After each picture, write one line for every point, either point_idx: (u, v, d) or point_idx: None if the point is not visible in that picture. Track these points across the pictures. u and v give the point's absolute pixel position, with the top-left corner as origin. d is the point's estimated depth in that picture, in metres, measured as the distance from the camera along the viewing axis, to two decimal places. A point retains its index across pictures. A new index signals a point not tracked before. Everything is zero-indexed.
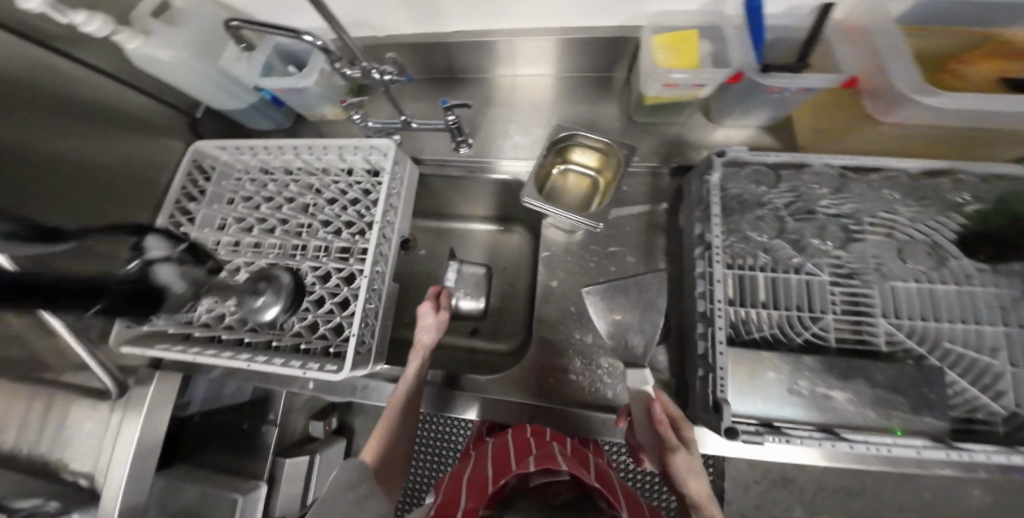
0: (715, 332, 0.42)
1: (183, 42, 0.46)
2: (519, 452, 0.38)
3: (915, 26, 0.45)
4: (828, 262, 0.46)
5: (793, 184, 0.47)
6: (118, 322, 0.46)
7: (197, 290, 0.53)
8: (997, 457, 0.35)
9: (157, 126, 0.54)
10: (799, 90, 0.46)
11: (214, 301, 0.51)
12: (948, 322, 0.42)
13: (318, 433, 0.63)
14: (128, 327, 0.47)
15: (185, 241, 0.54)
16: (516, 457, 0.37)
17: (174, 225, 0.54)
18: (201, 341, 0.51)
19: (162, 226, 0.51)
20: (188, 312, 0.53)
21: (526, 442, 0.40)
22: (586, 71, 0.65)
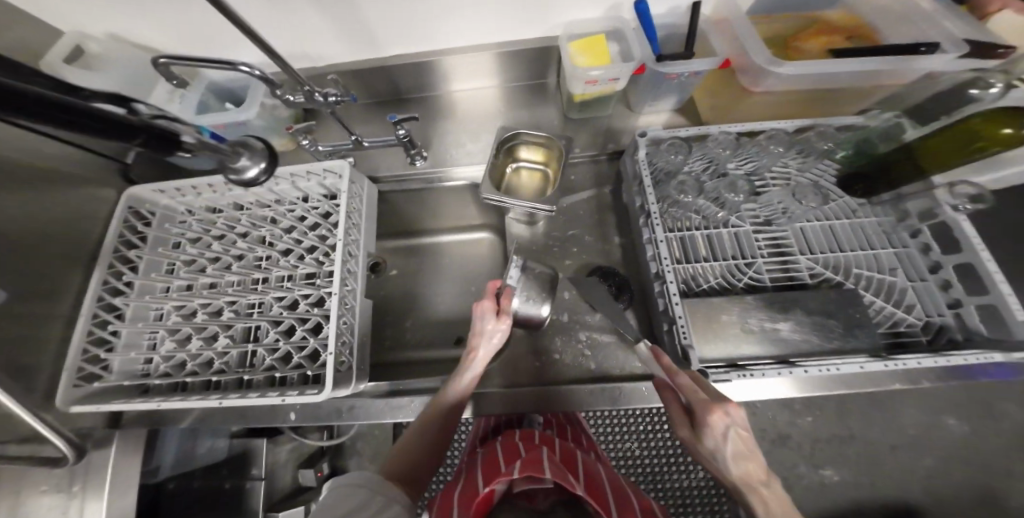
0: (668, 288, 0.47)
1: (107, 86, 0.45)
2: (509, 456, 0.40)
3: (760, 17, 0.57)
4: (749, 215, 0.54)
5: (704, 153, 0.55)
6: (64, 382, 0.45)
7: (151, 339, 0.52)
8: (926, 360, 0.41)
9: (80, 177, 0.52)
10: (691, 73, 0.56)
11: (172, 348, 0.50)
12: (851, 251, 0.51)
13: (308, 481, 0.67)
14: (76, 386, 0.45)
15: (130, 290, 0.52)
16: (505, 462, 0.39)
17: (114, 275, 0.52)
18: (162, 389, 0.49)
19: (101, 277, 0.50)
20: (143, 363, 0.51)
21: (518, 448, 0.42)
22: (523, 79, 0.69)
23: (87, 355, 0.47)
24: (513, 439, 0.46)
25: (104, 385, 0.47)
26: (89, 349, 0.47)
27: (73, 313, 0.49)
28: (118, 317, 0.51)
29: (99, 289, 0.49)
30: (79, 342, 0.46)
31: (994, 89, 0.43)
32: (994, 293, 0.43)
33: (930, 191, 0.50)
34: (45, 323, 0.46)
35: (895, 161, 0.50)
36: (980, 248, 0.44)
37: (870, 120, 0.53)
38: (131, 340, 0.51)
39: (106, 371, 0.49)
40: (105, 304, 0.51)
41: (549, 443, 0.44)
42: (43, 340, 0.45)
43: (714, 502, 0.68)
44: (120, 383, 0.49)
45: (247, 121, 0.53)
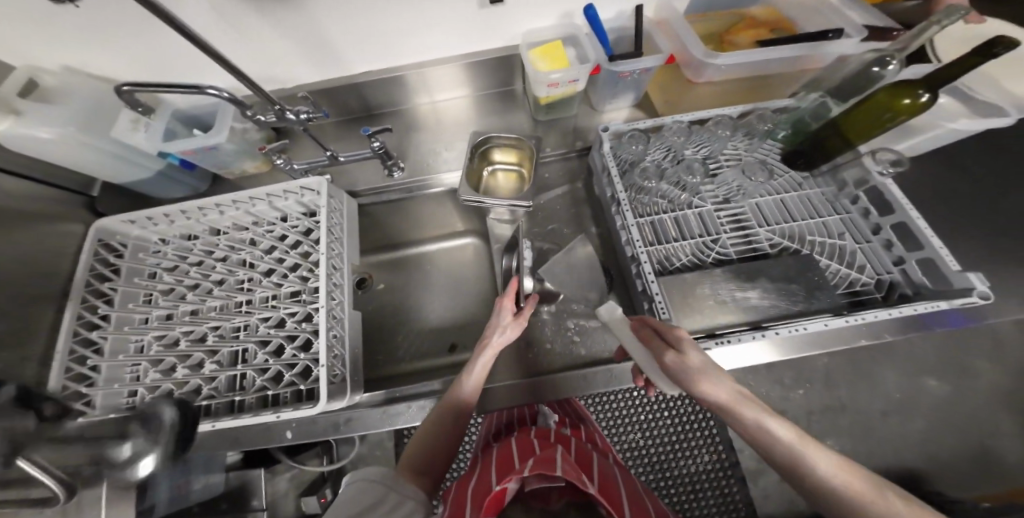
0: (643, 267, 0.50)
1: (66, 118, 0.45)
2: (523, 453, 0.41)
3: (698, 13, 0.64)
4: (709, 196, 0.58)
5: (663, 142, 0.59)
6: (44, 420, 0.44)
7: (133, 372, 0.51)
8: (883, 313, 0.45)
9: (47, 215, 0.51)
10: (642, 70, 0.60)
11: (156, 378, 0.49)
12: (805, 220, 0.56)
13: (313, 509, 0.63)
14: (58, 424, 0.44)
15: (108, 323, 0.51)
16: (519, 459, 0.40)
17: (88, 309, 0.51)
18: None
19: (74, 313, 0.49)
20: (127, 397, 0.50)
21: (531, 446, 0.43)
22: (492, 86, 0.72)
23: (67, 392, 0.46)
24: (528, 435, 0.46)
25: (88, 420, 0.47)
26: (68, 386, 0.46)
27: (48, 352, 0.47)
28: (97, 352, 0.50)
29: (73, 324, 0.48)
30: (57, 380, 0.45)
31: (891, 66, 0.50)
32: (928, 248, 0.47)
33: (859, 160, 0.55)
34: (20, 364, 0.44)
35: (824, 138, 0.58)
36: (908, 209, 0.50)
37: (801, 102, 0.61)
38: (112, 374, 0.50)
39: (89, 407, 0.48)
40: (81, 340, 0.50)
41: (563, 441, 0.45)
42: (19, 381, 0.44)
43: (723, 485, 0.71)
44: (104, 418, 0.48)
45: (218, 145, 0.53)
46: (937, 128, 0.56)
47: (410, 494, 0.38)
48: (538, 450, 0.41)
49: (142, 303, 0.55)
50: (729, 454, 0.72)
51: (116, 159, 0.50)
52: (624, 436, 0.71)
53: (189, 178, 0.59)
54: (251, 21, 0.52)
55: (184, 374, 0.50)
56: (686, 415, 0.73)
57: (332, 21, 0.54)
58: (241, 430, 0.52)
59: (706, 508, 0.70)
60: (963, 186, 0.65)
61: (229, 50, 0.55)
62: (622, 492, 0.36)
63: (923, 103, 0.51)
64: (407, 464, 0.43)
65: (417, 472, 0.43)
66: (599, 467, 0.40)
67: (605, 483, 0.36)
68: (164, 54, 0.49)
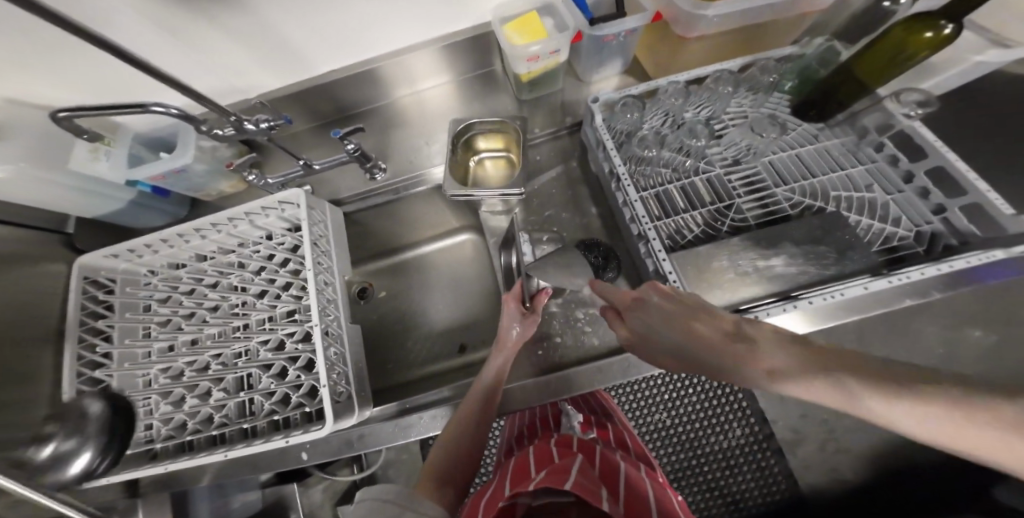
0: (652, 245, 0.46)
1: (17, 155, 0.42)
2: (541, 461, 0.38)
3: None
4: (718, 160, 0.53)
5: (660, 107, 0.54)
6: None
7: (146, 406, 0.49)
8: (930, 269, 0.41)
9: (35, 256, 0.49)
10: (627, 32, 0.55)
11: (167, 410, 0.47)
12: (825, 175, 0.50)
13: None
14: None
15: (111, 359, 0.49)
16: (536, 467, 0.37)
17: (89, 348, 0.49)
18: (169, 453, 0.47)
19: (74, 353, 0.46)
20: (145, 430, 0.48)
21: (551, 452, 0.40)
22: (471, 69, 0.68)
23: None
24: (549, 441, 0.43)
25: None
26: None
27: (55, 394, 0.46)
28: (105, 389, 0.49)
29: (74, 365, 0.46)
30: (71, 422, 0.44)
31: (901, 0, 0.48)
32: (974, 192, 0.42)
33: (880, 104, 0.50)
34: (29, 411, 0.43)
35: (838, 83, 0.52)
36: (945, 151, 0.44)
37: (805, 48, 0.55)
38: (126, 409, 0.48)
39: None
40: (87, 380, 0.48)
41: (588, 450, 0.41)
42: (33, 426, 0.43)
43: (759, 458, 0.67)
44: (124, 454, 0.46)
45: (186, 167, 0.51)
46: (961, 61, 0.51)
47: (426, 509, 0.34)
48: (556, 459, 0.38)
49: (141, 337, 0.52)
50: (762, 427, 0.68)
51: (81, 194, 0.48)
52: (648, 418, 0.67)
53: (167, 206, 0.57)
54: (199, 33, 0.49)
55: (192, 405, 0.47)
56: (711, 388, 0.70)
57: (285, 21, 0.51)
58: (259, 454, 0.50)
59: (745, 483, 0.67)
60: (997, 118, 0.59)
61: (176, 68, 0.52)
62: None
63: (945, 36, 0.44)
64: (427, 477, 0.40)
65: (440, 482, 0.39)
66: (627, 485, 0.36)
67: (630, 509, 0.32)
68: (112, 76, 0.47)
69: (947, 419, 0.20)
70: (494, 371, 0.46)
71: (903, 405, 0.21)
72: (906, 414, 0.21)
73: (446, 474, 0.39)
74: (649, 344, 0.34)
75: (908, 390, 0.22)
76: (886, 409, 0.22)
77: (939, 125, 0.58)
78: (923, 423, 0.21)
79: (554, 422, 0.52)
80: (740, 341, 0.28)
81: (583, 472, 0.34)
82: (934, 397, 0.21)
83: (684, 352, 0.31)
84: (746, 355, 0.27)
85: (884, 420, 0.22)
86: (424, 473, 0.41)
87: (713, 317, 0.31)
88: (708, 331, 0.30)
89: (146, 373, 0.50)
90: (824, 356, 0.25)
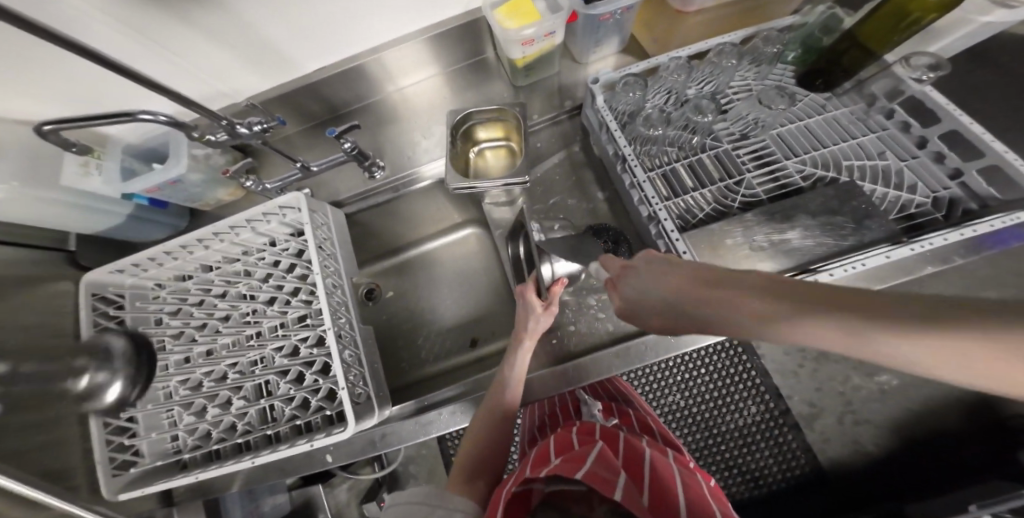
0: (664, 226, 0.45)
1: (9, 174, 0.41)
2: (561, 450, 0.38)
3: None
4: (724, 135, 0.52)
5: (661, 84, 0.52)
6: (101, 474, 0.43)
7: (171, 418, 0.49)
8: (952, 235, 0.40)
9: (43, 275, 0.48)
10: (624, 10, 0.53)
11: (191, 421, 0.47)
12: (835, 144, 0.49)
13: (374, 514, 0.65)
14: (115, 476, 0.44)
15: None
16: (556, 455, 0.37)
17: (108, 363, 0.49)
18: (197, 463, 0.47)
19: (94, 369, 0.46)
20: (172, 440, 0.49)
21: (571, 440, 0.39)
22: (463, 58, 0.66)
23: (113, 445, 0.45)
24: (570, 430, 0.42)
25: (142, 469, 0.46)
26: (112, 439, 0.45)
27: (82, 409, 0.46)
28: (129, 403, 0.48)
29: None
30: (100, 436, 0.44)
31: None
32: (991, 154, 0.41)
33: (888, 70, 0.48)
34: (53, 429, 0.43)
35: (842, 52, 0.51)
36: (958, 114, 0.43)
37: (808, 16, 0.52)
38: (151, 422, 0.48)
39: (139, 456, 0.47)
40: (110, 395, 0.47)
41: (609, 440, 0.40)
42: (59, 445, 0.43)
43: (776, 434, 0.67)
44: (154, 466, 0.46)
45: (181, 177, 0.50)
46: (967, 23, 0.48)
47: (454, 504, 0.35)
48: (576, 448, 0.37)
49: (157, 351, 0.51)
50: (777, 403, 0.68)
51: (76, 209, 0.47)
52: (663, 399, 0.67)
53: (168, 218, 0.56)
54: (179, 37, 0.47)
55: (214, 415, 0.47)
56: (724, 368, 0.69)
57: (267, 20, 0.49)
58: (287, 460, 0.50)
59: (763, 459, 0.66)
60: (1010, 75, 0.56)
61: (162, 75, 0.50)
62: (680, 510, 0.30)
63: None
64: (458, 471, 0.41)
65: (472, 476, 0.40)
66: (651, 476, 0.35)
67: (653, 502, 0.31)
68: (98, 85, 0.45)
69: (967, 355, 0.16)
70: (515, 368, 0.44)
71: (906, 336, 0.17)
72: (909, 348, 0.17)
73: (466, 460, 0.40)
74: (637, 307, 0.33)
75: (921, 321, 0.17)
76: (891, 345, 0.18)
77: (950, 85, 0.56)
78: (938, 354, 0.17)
79: (574, 410, 0.52)
80: (714, 285, 0.26)
81: (602, 461, 0.33)
82: (962, 324, 0.16)
83: (669, 309, 0.30)
84: (721, 299, 0.25)
85: (889, 356, 0.18)
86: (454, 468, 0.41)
87: (687, 266, 0.29)
88: (680, 282, 0.28)
89: (167, 386, 0.49)
90: (809, 291, 0.21)
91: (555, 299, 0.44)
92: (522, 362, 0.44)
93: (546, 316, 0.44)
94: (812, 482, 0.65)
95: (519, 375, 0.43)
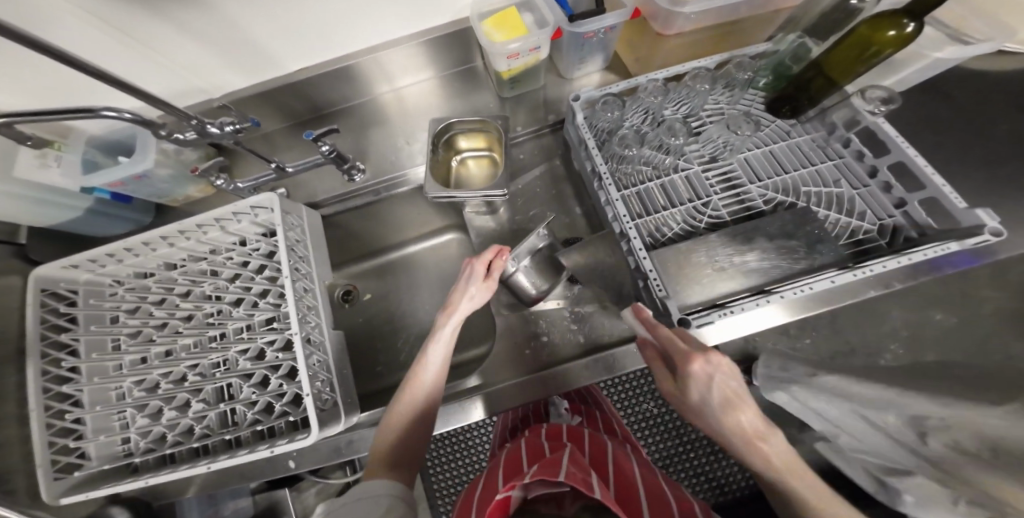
0: (633, 243, 0.48)
1: None
2: (532, 455, 0.38)
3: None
4: (696, 158, 0.55)
5: (639, 105, 0.55)
6: (42, 478, 0.41)
7: (123, 419, 0.47)
8: (891, 262, 0.43)
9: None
10: (607, 29, 0.55)
11: (145, 423, 0.46)
12: (795, 171, 0.53)
13: None
14: (57, 479, 0.42)
15: (80, 374, 0.47)
16: (527, 463, 0.36)
17: (55, 362, 0.46)
18: (150, 467, 0.46)
19: (39, 368, 0.44)
20: (122, 443, 0.47)
21: (540, 447, 0.40)
22: (450, 66, 0.67)
23: (57, 447, 0.43)
24: (539, 435, 0.43)
25: (87, 472, 0.44)
26: (56, 442, 0.43)
27: (24, 411, 0.43)
28: (77, 404, 0.46)
29: (40, 380, 0.43)
30: (42, 439, 0.42)
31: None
32: (931, 187, 0.45)
33: (848, 100, 0.52)
34: None
35: (809, 80, 0.53)
36: (904, 146, 0.47)
37: (779, 44, 0.56)
38: (100, 424, 0.46)
39: (84, 459, 0.45)
40: (54, 395, 0.45)
41: (575, 442, 0.41)
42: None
43: None
44: (102, 469, 0.44)
45: (148, 172, 0.48)
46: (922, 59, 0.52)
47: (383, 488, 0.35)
48: (548, 453, 0.37)
49: (111, 350, 0.49)
50: None
51: (35, 205, 0.45)
52: None
53: (131, 213, 0.54)
54: (150, 29, 0.45)
55: (171, 417, 0.46)
56: None
57: (248, 18, 0.48)
58: (248, 466, 0.49)
59: None
60: (953, 113, 0.62)
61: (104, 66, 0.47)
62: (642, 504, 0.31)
63: (907, 35, 0.45)
64: (380, 457, 0.40)
65: (390, 464, 0.40)
66: (614, 473, 0.36)
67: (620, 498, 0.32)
68: (46, 78, 0.42)
69: (797, 487, 0.31)
70: (442, 347, 0.46)
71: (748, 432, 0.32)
72: (744, 447, 0.33)
73: (400, 454, 0.40)
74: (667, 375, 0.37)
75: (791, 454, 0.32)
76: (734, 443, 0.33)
77: (900, 122, 0.61)
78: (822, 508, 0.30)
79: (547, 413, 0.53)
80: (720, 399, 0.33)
81: (573, 460, 0.31)
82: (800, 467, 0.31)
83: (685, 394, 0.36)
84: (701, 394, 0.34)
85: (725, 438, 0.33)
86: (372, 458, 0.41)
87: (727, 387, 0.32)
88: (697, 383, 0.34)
89: (120, 387, 0.48)
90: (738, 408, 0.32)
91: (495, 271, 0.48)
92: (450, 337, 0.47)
93: (676, 342, 0.35)
94: None
95: (444, 352, 0.45)
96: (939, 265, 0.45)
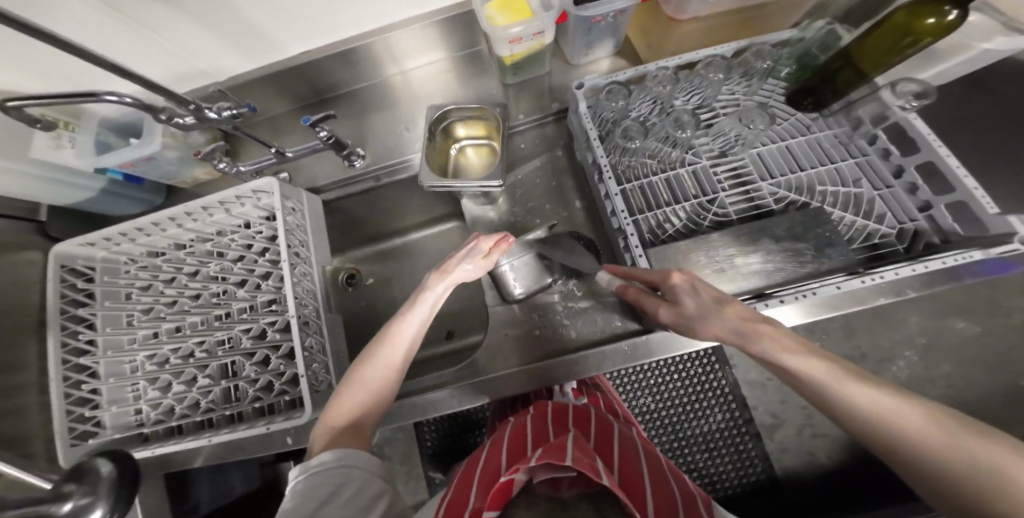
0: (630, 240, 0.46)
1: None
2: (537, 439, 0.37)
3: None
4: (705, 152, 0.52)
5: (646, 95, 0.52)
6: (60, 442, 0.44)
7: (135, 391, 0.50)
8: (904, 269, 0.40)
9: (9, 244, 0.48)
10: (616, 12, 0.52)
11: (155, 396, 0.49)
12: (810, 169, 0.49)
13: None
14: (73, 445, 0.45)
15: (97, 347, 0.50)
16: (532, 447, 0.36)
17: (73, 336, 0.49)
18: (160, 437, 0.49)
19: (57, 341, 0.46)
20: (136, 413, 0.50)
21: (546, 430, 0.39)
22: (457, 49, 0.65)
23: (74, 415, 0.46)
24: (542, 418, 0.42)
25: (101, 440, 0.47)
26: (73, 410, 0.46)
27: (44, 380, 0.47)
28: (93, 375, 0.49)
29: (59, 352, 0.46)
30: (60, 407, 0.45)
31: None
32: (960, 190, 0.41)
33: (876, 93, 0.48)
34: (17, 396, 0.44)
35: (835, 70, 0.49)
36: (935, 145, 0.43)
37: (805, 31, 0.52)
38: (114, 395, 0.49)
39: (100, 427, 0.48)
40: (72, 366, 0.48)
41: (580, 425, 0.41)
42: (23, 410, 0.45)
43: (738, 442, 0.69)
44: (115, 437, 0.48)
45: (155, 155, 0.49)
46: (968, 51, 0.47)
47: (361, 462, 0.34)
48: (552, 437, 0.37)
49: (125, 325, 0.52)
50: (742, 412, 0.70)
51: (52, 183, 0.47)
52: (635, 401, 0.70)
53: (140, 193, 0.57)
54: (154, 13, 0.46)
55: (179, 392, 0.48)
56: (695, 376, 0.71)
57: (251, 4, 0.48)
58: None
59: (722, 465, 0.68)
60: (997, 108, 0.57)
61: (104, 51, 0.48)
62: (647, 495, 0.30)
63: (950, 23, 0.41)
64: (355, 428, 0.38)
65: (354, 429, 0.38)
66: (620, 462, 0.35)
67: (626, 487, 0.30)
68: (54, 64, 0.44)
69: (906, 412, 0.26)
70: (426, 309, 0.43)
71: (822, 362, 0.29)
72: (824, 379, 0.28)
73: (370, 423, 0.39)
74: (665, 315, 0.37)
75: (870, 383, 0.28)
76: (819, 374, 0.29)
77: (937, 117, 0.56)
78: (929, 425, 0.26)
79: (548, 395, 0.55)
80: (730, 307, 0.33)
81: (579, 444, 0.30)
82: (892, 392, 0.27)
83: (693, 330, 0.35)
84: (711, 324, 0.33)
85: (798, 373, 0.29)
86: (336, 416, 0.39)
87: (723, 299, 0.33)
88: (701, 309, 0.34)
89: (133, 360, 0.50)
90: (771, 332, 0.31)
91: (496, 249, 0.46)
92: (436, 300, 0.44)
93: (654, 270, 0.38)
94: (766, 489, 0.67)
95: (429, 313, 0.43)
96: (965, 274, 0.42)
